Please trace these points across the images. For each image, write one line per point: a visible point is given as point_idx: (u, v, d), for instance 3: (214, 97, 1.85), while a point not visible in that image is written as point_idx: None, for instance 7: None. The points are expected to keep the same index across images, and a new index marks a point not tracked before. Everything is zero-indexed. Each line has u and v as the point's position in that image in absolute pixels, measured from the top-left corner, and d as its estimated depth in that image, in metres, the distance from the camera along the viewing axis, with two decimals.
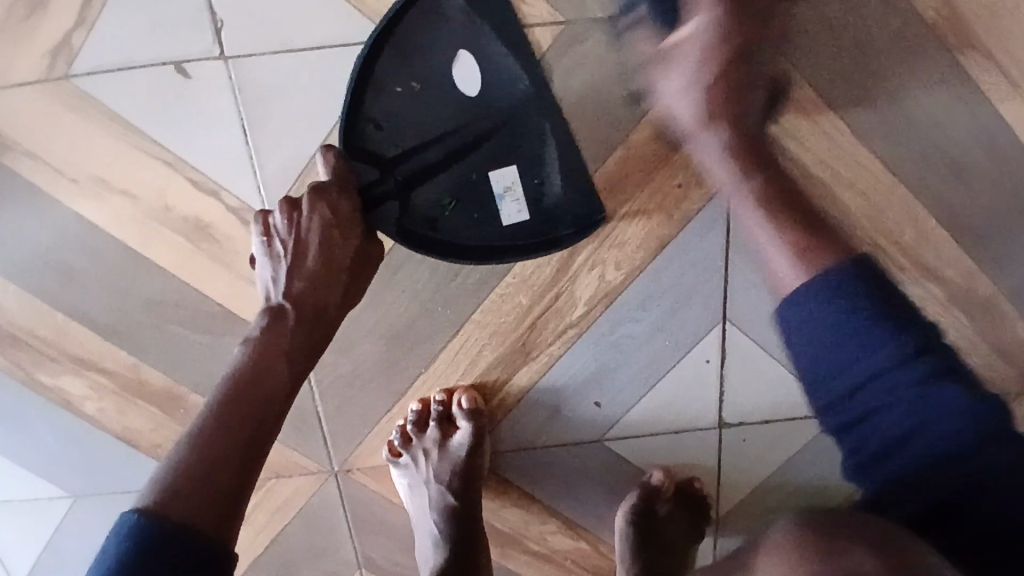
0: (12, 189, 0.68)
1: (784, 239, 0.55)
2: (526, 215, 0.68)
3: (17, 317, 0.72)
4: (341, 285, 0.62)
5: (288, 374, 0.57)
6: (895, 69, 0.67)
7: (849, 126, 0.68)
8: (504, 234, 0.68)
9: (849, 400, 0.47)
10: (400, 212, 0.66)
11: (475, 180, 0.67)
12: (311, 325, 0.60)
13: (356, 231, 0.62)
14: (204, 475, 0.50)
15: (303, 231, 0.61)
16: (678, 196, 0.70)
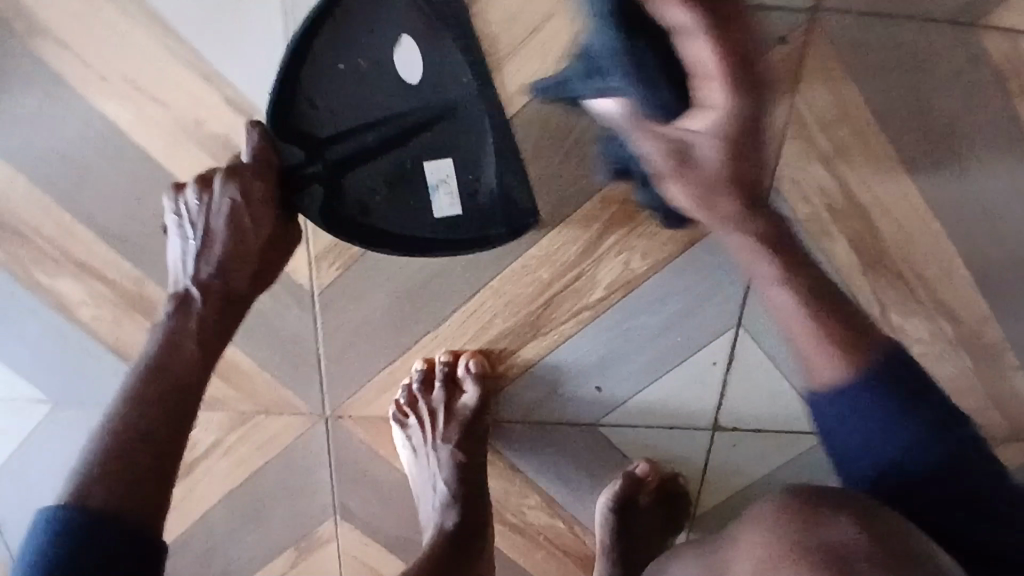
0: (39, 77, 0.65)
1: (788, 304, 0.57)
2: (459, 210, 0.68)
3: (23, 210, 0.69)
4: (249, 272, 0.60)
5: (196, 355, 0.55)
6: (956, 103, 0.66)
7: (899, 153, 0.68)
8: (433, 224, 0.68)
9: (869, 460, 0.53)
10: (325, 197, 0.66)
11: (409, 168, 0.67)
12: (222, 307, 0.58)
13: (269, 220, 0.61)
14: (128, 457, 0.49)
15: (212, 214, 0.59)
16: None
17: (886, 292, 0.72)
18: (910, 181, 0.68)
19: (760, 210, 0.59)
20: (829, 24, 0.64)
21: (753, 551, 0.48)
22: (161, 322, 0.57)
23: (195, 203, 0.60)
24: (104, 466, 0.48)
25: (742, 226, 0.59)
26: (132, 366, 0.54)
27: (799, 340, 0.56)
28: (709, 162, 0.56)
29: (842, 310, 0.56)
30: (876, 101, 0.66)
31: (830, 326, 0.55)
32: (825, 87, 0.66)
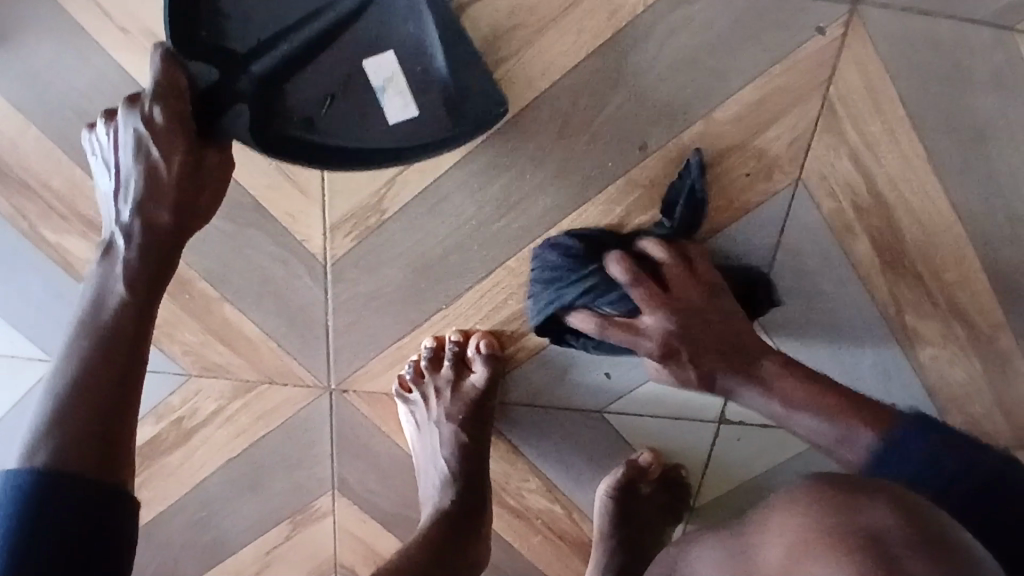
0: (54, 23, 0.63)
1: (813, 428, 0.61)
2: (415, 111, 0.63)
3: (31, 161, 0.67)
4: (172, 204, 0.57)
5: (138, 310, 0.53)
6: (990, 103, 0.65)
7: (928, 152, 0.66)
8: (394, 134, 0.64)
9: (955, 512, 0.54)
10: (259, 117, 0.61)
11: (351, 74, 0.62)
12: (155, 255, 0.56)
13: (181, 140, 0.56)
14: (82, 422, 0.48)
15: (130, 148, 0.56)
16: (743, 187, 0.68)
17: (903, 293, 0.71)
18: (937, 181, 0.67)
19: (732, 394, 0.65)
20: (870, 15, 0.63)
21: (781, 535, 0.47)
22: (97, 269, 0.55)
23: (107, 136, 0.57)
24: (58, 430, 0.47)
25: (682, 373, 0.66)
26: (75, 316, 0.53)
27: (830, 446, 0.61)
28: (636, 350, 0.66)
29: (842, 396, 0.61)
30: (908, 97, 0.65)
31: (860, 410, 0.60)
32: (860, 80, 0.64)
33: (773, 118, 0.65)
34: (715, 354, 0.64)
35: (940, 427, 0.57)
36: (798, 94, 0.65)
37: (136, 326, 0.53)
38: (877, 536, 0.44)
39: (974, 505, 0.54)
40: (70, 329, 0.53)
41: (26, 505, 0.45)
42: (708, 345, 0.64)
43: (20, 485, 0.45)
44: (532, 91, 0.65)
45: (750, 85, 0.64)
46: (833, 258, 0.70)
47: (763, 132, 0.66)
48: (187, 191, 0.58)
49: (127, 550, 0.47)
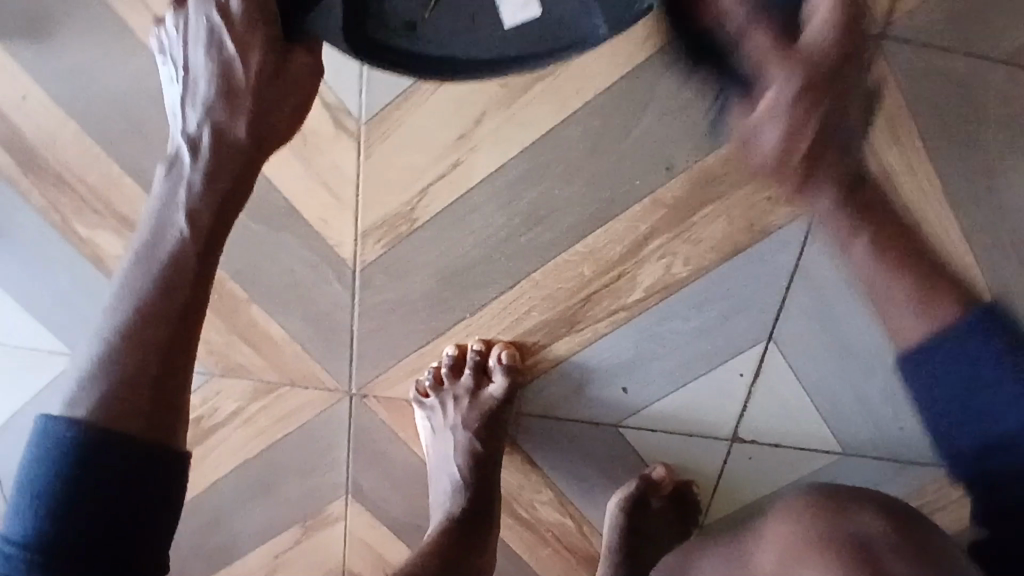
0: (103, 26, 0.65)
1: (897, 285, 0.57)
2: (535, 11, 0.53)
3: (72, 158, 0.69)
4: (248, 113, 0.51)
5: (198, 249, 0.48)
6: (1003, 138, 0.67)
7: (944, 183, 0.69)
8: (507, 40, 0.54)
9: (961, 417, 0.53)
10: (350, 14, 0.50)
11: None
12: (240, 169, 0.51)
13: (258, 38, 0.49)
14: (136, 372, 0.44)
15: (212, 47, 0.50)
16: (764, 210, 0.70)
17: None
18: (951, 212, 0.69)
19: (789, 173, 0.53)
20: (891, 51, 0.66)
21: (781, 538, 0.58)
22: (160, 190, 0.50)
23: (176, 33, 0.51)
24: (109, 381, 0.43)
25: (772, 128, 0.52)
26: (130, 254, 0.48)
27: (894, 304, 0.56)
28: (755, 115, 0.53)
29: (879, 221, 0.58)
30: (924, 129, 0.67)
31: (911, 280, 0.56)
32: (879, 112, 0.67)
33: None
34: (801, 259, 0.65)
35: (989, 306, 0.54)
36: None
37: (200, 255, 0.48)
38: (861, 538, 0.55)
39: (962, 401, 0.53)
40: (126, 269, 0.48)
41: (70, 459, 0.41)
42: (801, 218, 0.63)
43: (61, 437, 0.41)
44: (564, 111, 0.67)
45: None
46: (847, 283, 0.72)
47: None
48: (266, 106, 0.51)
49: (170, 512, 0.43)
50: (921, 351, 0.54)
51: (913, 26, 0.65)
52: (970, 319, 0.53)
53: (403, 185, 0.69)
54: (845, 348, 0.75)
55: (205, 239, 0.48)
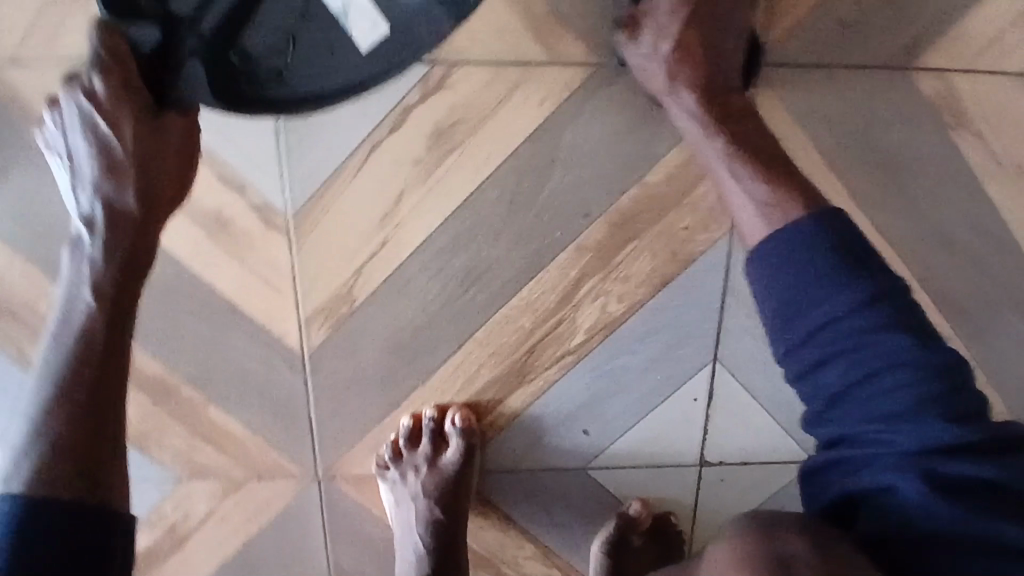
0: (39, 161, 0.68)
1: (753, 196, 0.61)
2: (382, 29, 0.61)
3: (23, 289, 0.71)
4: (134, 192, 0.61)
5: (106, 317, 0.57)
6: (896, 138, 0.71)
7: (848, 189, 0.72)
8: (360, 64, 0.62)
9: (812, 348, 0.52)
10: (216, 74, 0.59)
11: (303, 11, 0.60)
12: (127, 236, 0.60)
13: (129, 109, 0.58)
14: (59, 446, 0.51)
15: (86, 125, 0.59)
16: (684, 238, 0.73)
17: None
18: (861, 215, 0.73)
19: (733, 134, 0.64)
20: (774, 76, 0.70)
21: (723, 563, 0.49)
22: (69, 274, 0.59)
23: (56, 129, 0.61)
24: (45, 450, 0.50)
25: (682, 100, 0.65)
26: (48, 336, 0.57)
27: (744, 210, 0.61)
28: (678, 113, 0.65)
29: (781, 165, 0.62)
30: (821, 142, 0.71)
31: (791, 181, 0.61)
32: (774, 133, 0.70)
33: (701, 174, 0.70)
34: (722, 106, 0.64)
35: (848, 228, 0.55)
36: None
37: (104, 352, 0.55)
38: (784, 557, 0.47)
39: (842, 354, 0.51)
40: (45, 351, 0.56)
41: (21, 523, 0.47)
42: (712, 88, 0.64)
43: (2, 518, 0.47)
44: (480, 176, 0.69)
45: (675, 148, 0.70)
46: None
47: (693, 189, 0.71)
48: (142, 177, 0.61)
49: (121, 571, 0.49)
50: (782, 249, 0.55)
51: (788, 51, 0.70)
52: (801, 228, 0.55)
53: (337, 270, 0.71)
54: None
55: (108, 312, 0.57)
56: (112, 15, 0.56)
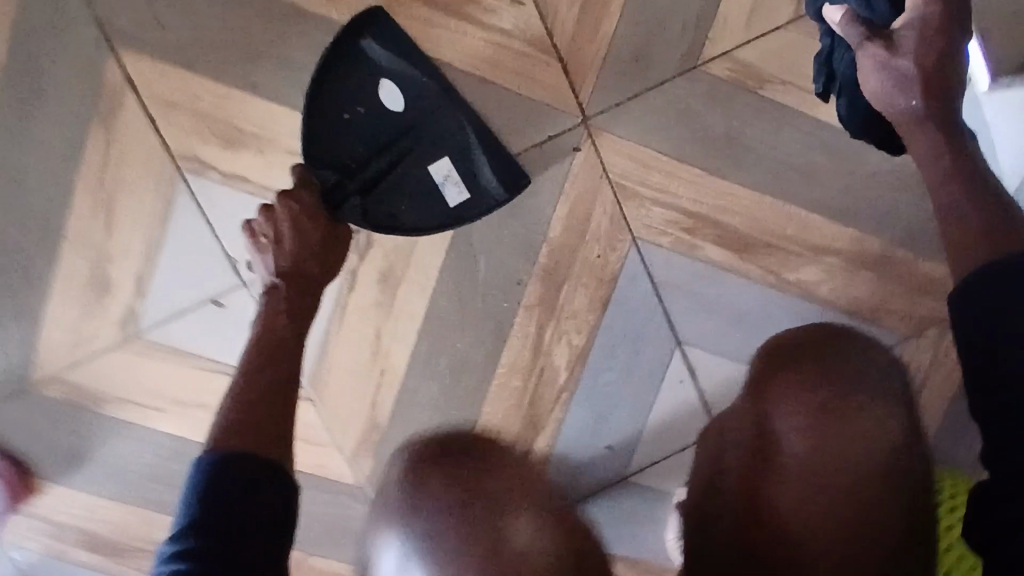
0: (111, 428, 0.87)
1: (965, 210, 0.65)
2: (466, 195, 0.84)
3: (141, 528, 0.89)
4: (317, 257, 0.80)
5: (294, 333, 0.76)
6: (721, 116, 0.87)
7: (706, 169, 0.88)
8: (451, 212, 0.84)
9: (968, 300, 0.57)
10: (364, 210, 0.83)
11: (419, 174, 0.83)
12: (299, 292, 0.78)
13: (320, 218, 0.80)
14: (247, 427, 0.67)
15: (281, 218, 0.79)
16: (602, 264, 0.88)
17: (768, 261, 0.91)
18: (727, 182, 0.89)
19: (928, 126, 0.70)
20: (600, 123, 0.86)
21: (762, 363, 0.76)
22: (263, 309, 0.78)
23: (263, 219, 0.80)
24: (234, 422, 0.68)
25: (905, 66, 0.69)
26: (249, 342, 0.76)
27: (967, 229, 0.63)
28: (903, 107, 0.70)
29: (975, 182, 0.67)
30: (667, 149, 0.87)
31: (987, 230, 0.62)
32: (627, 159, 0.87)
33: (589, 212, 0.87)
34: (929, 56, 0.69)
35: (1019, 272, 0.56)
36: (592, 191, 0.87)
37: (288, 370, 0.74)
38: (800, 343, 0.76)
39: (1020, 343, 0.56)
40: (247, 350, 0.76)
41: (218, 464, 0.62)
42: (931, 80, 0.69)
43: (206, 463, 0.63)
44: (428, 292, 0.87)
45: (558, 204, 0.87)
46: (700, 270, 0.90)
47: (588, 225, 0.87)
48: (292, 251, 0.78)
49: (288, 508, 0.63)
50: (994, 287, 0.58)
51: (603, 98, 0.85)
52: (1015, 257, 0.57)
53: (356, 408, 0.88)
54: (736, 313, 0.91)
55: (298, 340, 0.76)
56: (309, 160, 0.82)
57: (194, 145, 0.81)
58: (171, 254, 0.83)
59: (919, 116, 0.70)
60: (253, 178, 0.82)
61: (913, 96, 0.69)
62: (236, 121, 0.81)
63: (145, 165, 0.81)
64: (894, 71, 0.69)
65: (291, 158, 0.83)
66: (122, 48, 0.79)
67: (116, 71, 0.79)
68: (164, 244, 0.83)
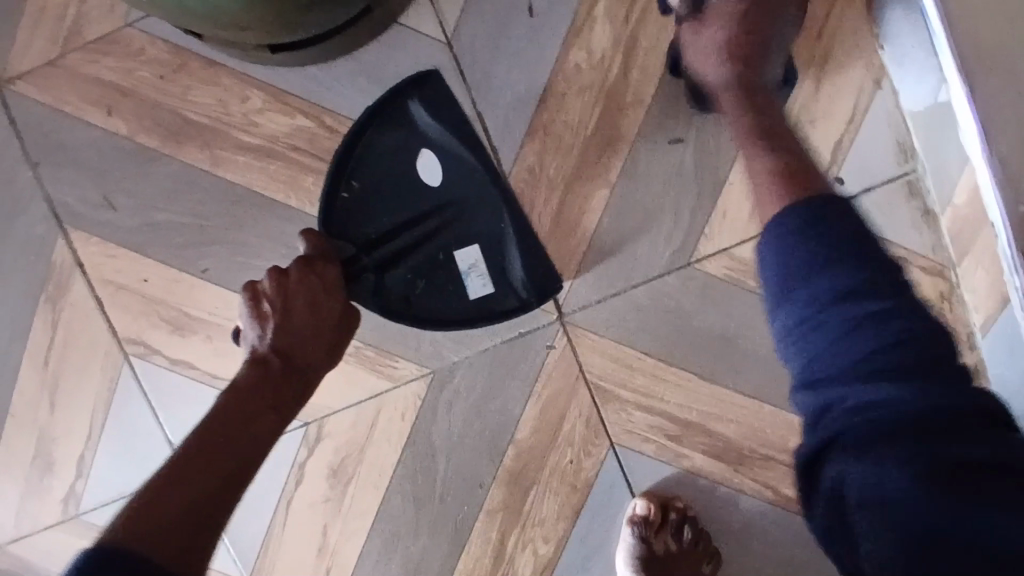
0: None
1: (765, 172, 0.60)
2: (491, 288, 0.74)
3: None
4: (325, 346, 0.65)
5: (276, 418, 0.60)
6: (715, 315, 0.77)
7: (696, 371, 0.78)
8: (471, 306, 0.75)
9: (799, 297, 0.47)
10: (375, 289, 0.72)
11: (443, 258, 0.74)
12: (291, 380, 0.63)
13: (338, 297, 0.67)
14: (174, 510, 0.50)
15: (291, 288, 0.65)
16: (575, 469, 0.78)
17: (766, 475, 0.79)
18: (723, 388, 0.78)
19: (735, 90, 0.65)
20: (579, 319, 0.76)
21: None
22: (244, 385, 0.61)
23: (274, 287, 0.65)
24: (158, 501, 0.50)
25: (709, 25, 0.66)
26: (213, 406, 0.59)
27: (761, 193, 0.58)
28: (700, 53, 0.67)
29: (784, 135, 0.63)
30: (652, 349, 0.77)
31: (796, 176, 0.58)
32: (605, 359, 0.77)
33: (561, 414, 0.78)
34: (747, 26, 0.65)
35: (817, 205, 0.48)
36: (566, 391, 0.77)
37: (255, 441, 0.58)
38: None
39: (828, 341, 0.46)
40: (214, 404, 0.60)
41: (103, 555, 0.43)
42: (739, 44, 0.65)
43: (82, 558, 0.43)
44: (381, 489, 0.79)
45: (527, 404, 0.78)
46: (687, 480, 0.79)
47: (560, 427, 0.78)
48: (298, 330, 0.64)
49: None
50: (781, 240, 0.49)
51: (582, 293, 0.76)
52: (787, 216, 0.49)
53: None
54: (728, 529, 0.80)
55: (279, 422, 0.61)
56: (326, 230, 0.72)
57: (141, 330, 0.77)
58: (113, 436, 0.79)
59: (727, 63, 0.65)
60: (199, 366, 0.77)
61: (723, 63, 0.66)
62: (185, 308, 0.76)
63: (92, 348, 0.77)
64: (698, 44, 0.67)
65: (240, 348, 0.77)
66: (72, 229, 0.75)
67: (66, 251, 0.75)
68: (106, 425, 0.79)
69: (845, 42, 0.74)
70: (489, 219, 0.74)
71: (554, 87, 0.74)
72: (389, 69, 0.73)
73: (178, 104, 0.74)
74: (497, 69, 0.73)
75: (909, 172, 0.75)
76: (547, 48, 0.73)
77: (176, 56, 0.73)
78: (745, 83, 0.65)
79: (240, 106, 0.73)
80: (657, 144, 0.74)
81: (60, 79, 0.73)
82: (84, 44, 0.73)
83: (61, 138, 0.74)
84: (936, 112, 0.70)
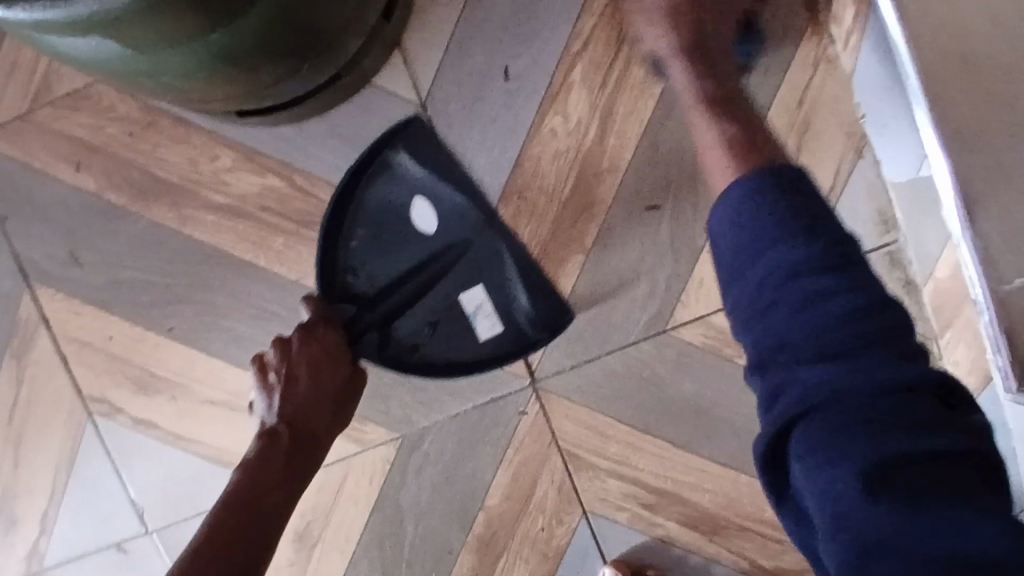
0: None
1: (723, 133, 0.54)
2: (500, 326, 0.73)
3: None
4: (329, 409, 0.66)
5: (288, 491, 0.62)
6: (691, 384, 0.75)
7: (671, 439, 0.76)
8: (482, 347, 0.73)
9: (766, 296, 0.41)
10: (383, 343, 0.71)
11: (449, 303, 0.73)
12: (299, 446, 0.65)
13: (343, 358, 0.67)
14: None
15: (295, 358, 0.65)
16: (546, 537, 0.77)
17: (743, 546, 0.77)
18: (699, 457, 0.76)
19: (709, 79, 0.59)
20: (552, 386, 0.75)
21: None
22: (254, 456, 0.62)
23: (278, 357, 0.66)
24: None
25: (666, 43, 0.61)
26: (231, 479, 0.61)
27: (715, 158, 0.52)
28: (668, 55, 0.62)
29: (754, 116, 0.56)
30: (627, 416, 0.75)
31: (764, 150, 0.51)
32: (579, 425, 0.75)
33: (534, 480, 0.76)
34: (687, 13, 0.62)
35: (799, 176, 0.42)
36: (538, 458, 0.76)
37: (271, 515, 0.60)
38: None
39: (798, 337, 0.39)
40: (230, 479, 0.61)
41: None
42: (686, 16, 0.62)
43: None
44: (348, 553, 0.77)
45: (499, 470, 0.76)
46: (661, 550, 0.77)
47: (532, 495, 0.76)
48: (302, 400, 0.65)
49: None
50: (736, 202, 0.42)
51: (555, 361, 0.75)
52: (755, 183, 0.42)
53: None
54: None
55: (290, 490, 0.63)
56: (325, 292, 0.71)
57: (107, 387, 0.75)
58: (76, 494, 0.77)
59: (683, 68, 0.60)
60: (166, 424, 0.76)
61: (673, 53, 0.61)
62: (151, 366, 0.75)
63: (57, 403, 0.76)
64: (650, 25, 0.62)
65: (206, 408, 0.75)
66: (39, 285, 0.74)
67: (31, 308, 0.74)
68: (71, 480, 0.77)
69: (826, 111, 0.73)
70: (488, 264, 0.73)
71: (529, 152, 0.72)
72: (362, 132, 0.72)
73: (147, 161, 0.72)
74: (472, 133, 0.72)
75: (889, 244, 0.74)
76: (522, 115, 0.72)
77: (145, 114, 0.72)
78: (720, 91, 0.58)
79: (210, 165, 0.72)
80: (633, 210, 0.73)
81: (28, 134, 0.72)
82: (53, 100, 0.72)
83: (28, 194, 0.73)
84: (916, 189, 0.69)
